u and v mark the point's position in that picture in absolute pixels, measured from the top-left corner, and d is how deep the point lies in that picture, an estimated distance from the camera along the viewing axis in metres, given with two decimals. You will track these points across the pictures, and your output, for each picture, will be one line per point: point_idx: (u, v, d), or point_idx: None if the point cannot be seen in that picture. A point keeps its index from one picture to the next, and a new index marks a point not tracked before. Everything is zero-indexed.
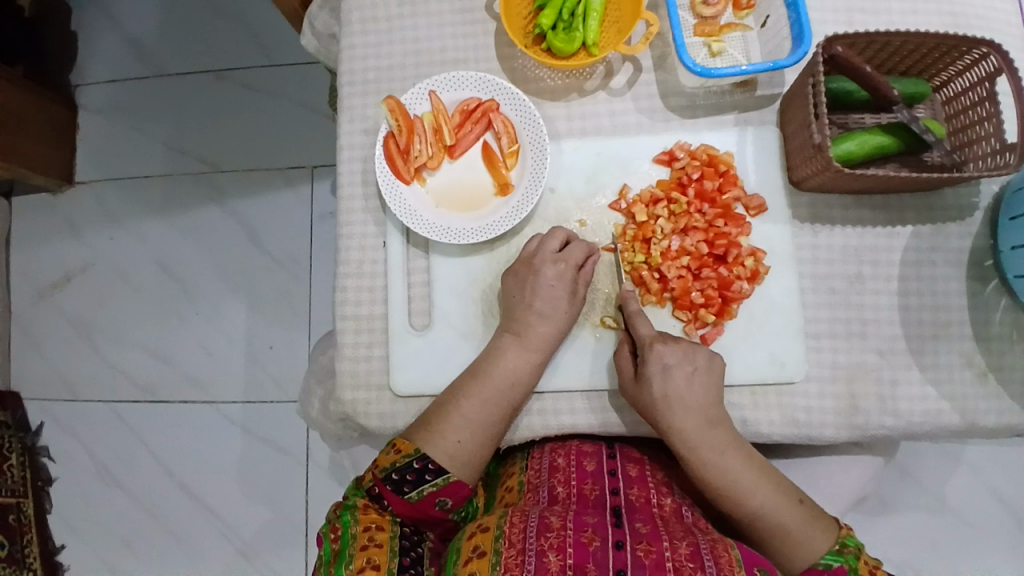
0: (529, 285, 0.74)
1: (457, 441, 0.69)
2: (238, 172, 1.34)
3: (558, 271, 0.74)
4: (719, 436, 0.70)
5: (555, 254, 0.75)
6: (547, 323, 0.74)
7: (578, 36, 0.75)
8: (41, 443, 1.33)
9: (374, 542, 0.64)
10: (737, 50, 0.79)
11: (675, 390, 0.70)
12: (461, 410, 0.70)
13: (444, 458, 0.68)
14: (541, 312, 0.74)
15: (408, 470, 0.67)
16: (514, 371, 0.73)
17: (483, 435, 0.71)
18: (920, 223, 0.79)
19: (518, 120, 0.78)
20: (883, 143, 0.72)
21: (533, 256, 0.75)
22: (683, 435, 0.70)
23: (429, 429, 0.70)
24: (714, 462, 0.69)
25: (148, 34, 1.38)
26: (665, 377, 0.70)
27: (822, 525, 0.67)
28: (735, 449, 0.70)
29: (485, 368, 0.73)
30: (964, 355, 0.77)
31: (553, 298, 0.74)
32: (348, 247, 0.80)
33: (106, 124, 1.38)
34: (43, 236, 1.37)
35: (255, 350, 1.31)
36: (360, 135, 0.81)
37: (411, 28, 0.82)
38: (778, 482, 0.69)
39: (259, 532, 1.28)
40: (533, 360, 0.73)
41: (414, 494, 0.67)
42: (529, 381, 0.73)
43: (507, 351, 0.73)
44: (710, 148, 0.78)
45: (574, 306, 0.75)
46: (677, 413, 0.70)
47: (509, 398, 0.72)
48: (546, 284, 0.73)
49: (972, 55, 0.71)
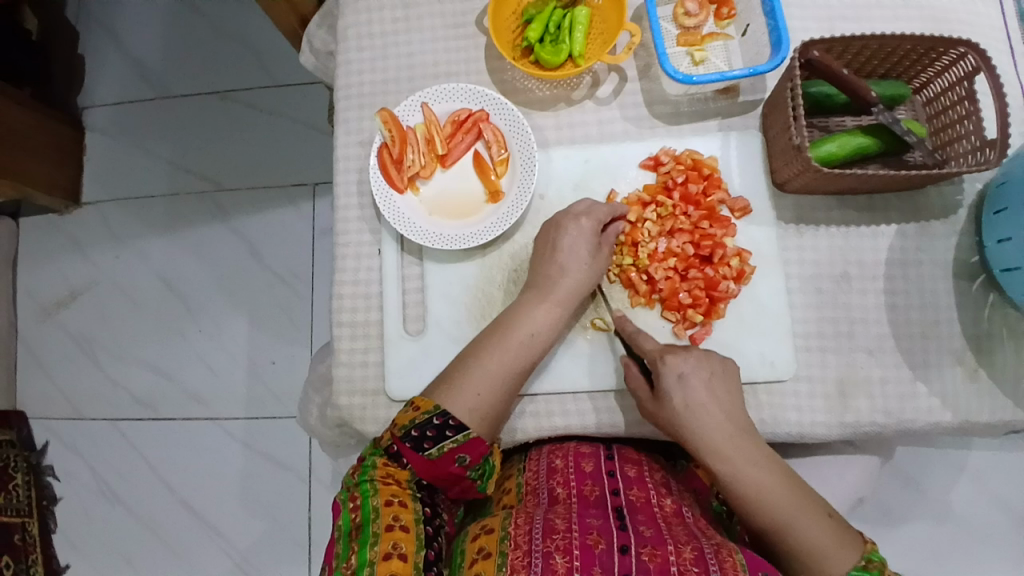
0: (553, 242, 0.76)
1: (477, 396, 0.68)
2: (241, 190, 1.37)
3: (581, 227, 0.75)
4: (744, 444, 0.69)
5: (582, 210, 0.76)
6: (569, 276, 0.75)
7: (564, 48, 0.78)
8: (46, 461, 1.35)
9: (399, 523, 0.62)
10: (719, 58, 0.81)
11: (695, 399, 0.70)
12: (482, 363, 0.70)
13: (463, 413, 0.67)
14: (563, 266, 0.75)
15: (428, 427, 0.65)
16: (536, 326, 0.73)
17: (501, 390, 0.70)
18: (904, 223, 0.80)
19: (507, 129, 0.80)
20: (863, 144, 0.74)
21: (558, 216, 0.77)
22: (707, 445, 0.69)
23: (451, 384, 0.69)
24: (740, 471, 0.67)
25: (153, 58, 1.42)
26: (683, 386, 0.70)
27: (844, 538, 0.64)
28: (761, 457, 0.68)
29: (507, 324, 0.73)
30: (954, 352, 0.78)
31: (578, 254, 0.75)
32: (345, 255, 0.82)
33: (112, 147, 1.41)
34: (50, 256, 1.39)
35: (258, 365, 1.33)
36: (355, 147, 0.84)
37: (404, 43, 0.85)
38: (806, 494, 0.67)
39: (262, 547, 1.28)
40: (553, 315, 0.74)
41: (434, 451, 0.65)
42: (549, 337, 0.74)
43: (531, 307, 0.74)
44: (694, 153, 0.80)
45: (597, 260, 0.76)
46: (699, 423, 0.70)
47: (529, 353, 0.72)
48: (569, 239, 0.75)
49: (950, 56, 0.73)
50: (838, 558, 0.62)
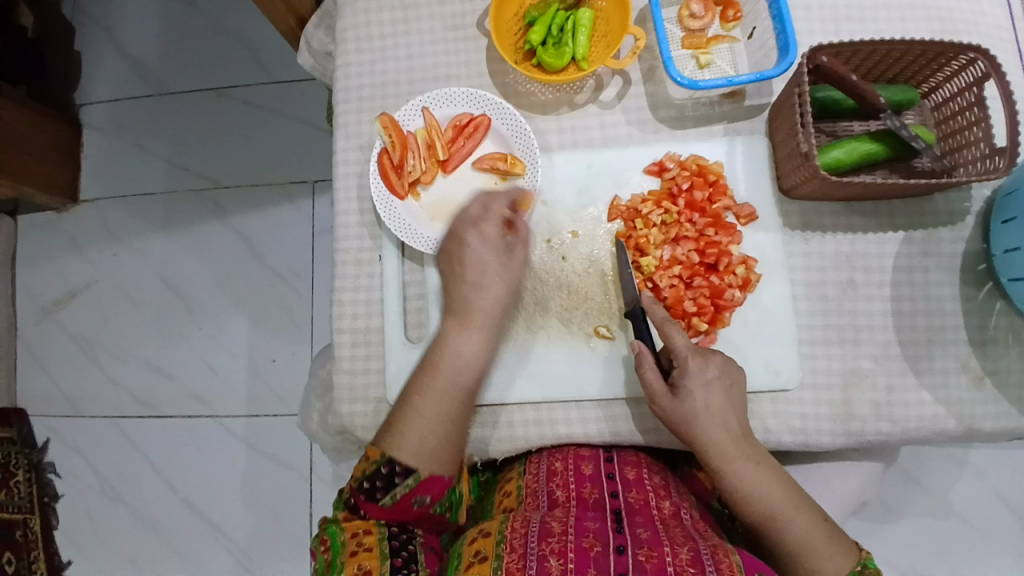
0: (458, 258, 0.75)
1: (421, 437, 0.69)
2: (240, 188, 1.36)
3: (483, 238, 0.75)
4: (753, 451, 0.70)
5: (475, 217, 0.76)
6: (483, 292, 0.74)
7: (568, 51, 0.77)
8: (47, 460, 1.34)
9: (363, 546, 0.65)
10: (725, 62, 0.80)
11: (716, 404, 0.69)
12: (416, 406, 0.70)
13: (411, 458, 0.68)
14: (477, 282, 0.74)
15: (377, 475, 0.67)
16: (459, 351, 0.73)
17: (443, 421, 0.70)
18: (911, 229, 0.79)
19: (509, 134, 0.79)
20: (872, 151, 0.73)
21: (456, 228, 0.76)
22: (718, 450, 0.69)
23: (394, 430, 0.70)
24: (749, 478, 0.69)
25: (150, 55, 1.41)
26: (706, 391, 0.69)
27: (841, 546, 0.67)
28: (766, 465, 0.69)
29: (432, 359, 0.73)
30: (960, 359, 0.77)
31: (484, 266, 0.75)
32: (345, 261, 0.81)
33: (110, 144, 1.40)
34: (48, 254, 1.39)
35: (258, 364, 1.33)
36: (355, 151, 0.82)
37: (404, 45, 0.84)
38: (804, 500, 0.69)
39: (264, 546, 1.28)
40: (475, 337, 0.74)
41: (388, 499, 0.67)
42: (478, 357, 0.74)
43: (453, 336, 0.74)
44: (700, 158, 0.79)
45: (508, 268, 0.75)
46: (715, 426, 0.69)
47: (459, 380, 0.72)
48: (472, 253, 0.75)
49: (960, 61, 0.72)
50: (833, 569, 0.65)
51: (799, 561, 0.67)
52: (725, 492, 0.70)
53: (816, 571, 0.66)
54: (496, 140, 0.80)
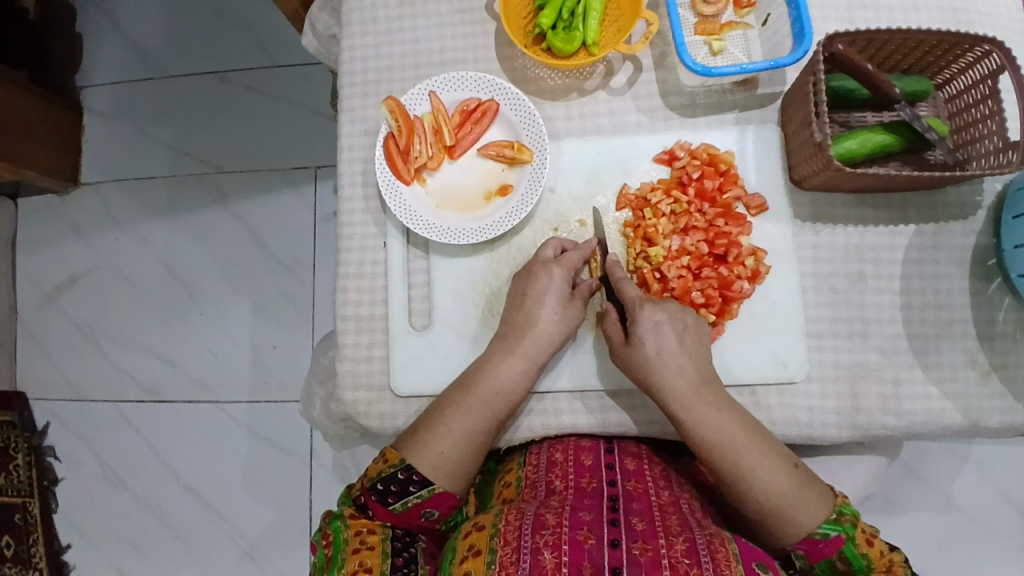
0: (521, 290, 0.74)
1: (440, 451, 0.69)
2: (242, 173, 1.35)
3: (552, 278, 0.73)
4: (714, 394, 0.68)
5: (549, 259, 0.75)
6: (536, 329, 0.73)
7: (578, 35, 0.75)
8: (47, 444, 1.34)
9: (366, 544, 0.65)
10: (738, 49, 0.78)
11: (668, 347, 0.69)
12: (447, 420, 0.70)
13: (427, 468, 0.68)
14: (531, 316, 0.73)
15: (393, 480, 0.68)
16: (504, 380, 0.72)
17: (468, 445, 0.70)
18: (923, 222, 0.78)
19: (518, 120, 0.78)
20: (885, 142, 0.71)
21: (534, 262, 0.75)
22: (681, 396, 0.68)
23: (416, 438, 0.70)
24: (710, 422, 0.67)
25: (151, 36, 1.39)
26: (656, 336, 0.69)
27: (816, 494, 0.66)
28: (733, 411, 0.68)
29: (474, 378, 0.72)
30: (968, 354, 0.76)
31: (543, 303, 0.73)
32: (349, 248, 0.80)
33: (111, 127, 1.38)
34: (49, 237, 1.38)
35: (259, 350, 1.32)
36: (360, 136, 0.81)
37: (410, 29, 0.82)
38: (773, 446, 0.68)
39: (264, 532, 1.28)
40: (520, 368, 0.72)
41: (399, 505, 0.68)
42: (520, 390, 0.72)
43: (497, 361, 0.72)
44: (710, 148, 0.78)
45: (567, 313, 0.73)
46: (670, 370, 0.69)
47: (495, 410, 0.71)
48: (538, 290, 0.73)
49: (975, 52, 0.71)
50: (802, 510, 0.65)
51: (772, 507, 0.66)
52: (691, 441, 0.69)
53: (788, 514, 0.65)
54: (503, 126, 0.79)
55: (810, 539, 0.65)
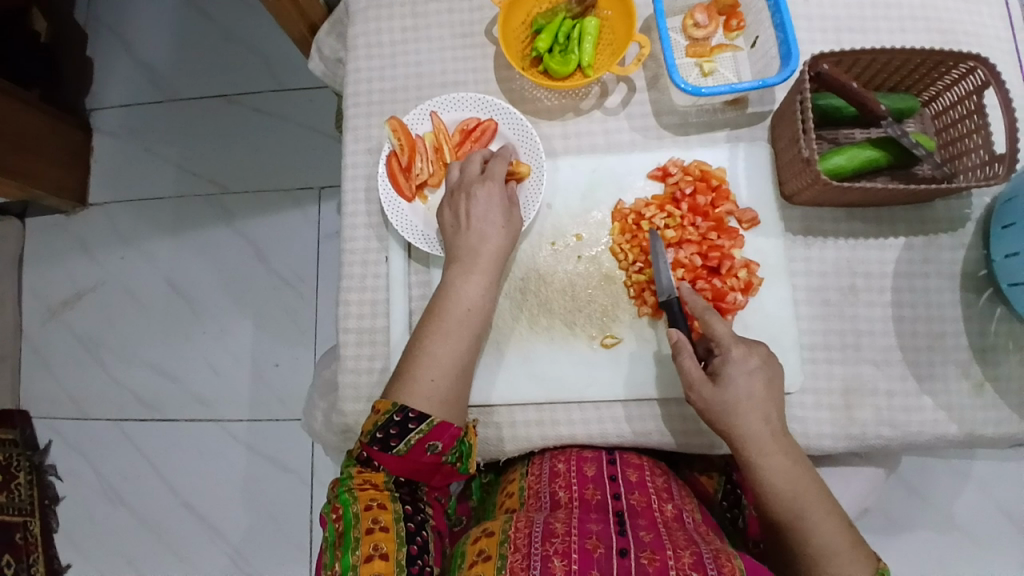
0: (463, 210, 0.75)
1: (431, 380, 0.68)
2: (247, 193, 1.38)
3: (488, 190, 0.75)
4: (792, 447, 0.68)
5: (480, 176, 0.77)
6: (489, 241, 0.74)
7: (573, 58, 0.78)
8: (48, 461, 1.35)
9: (379, 525, 0.64)
10: (728, 70, 0.81)
11: (756, 393, 0.68)
12: (427, 349, 0.70)
13: (424, 403, 0.67)
14: (482, 233, 0.74)
15: (390, 425, 0.66)
16: (469, 296, 0.73)
17: (455, 368, 0.70)
18: (912, 235, 0.80)
19: (515, 138, 0.80)
20: (872, 157, 0.74)
21: (459, 184, 0.77)
22: (758, 440, 0.68)
23: (401, 379, 0.69)
24: (787, 473, 0.67)
25: (161, 61, 1.43)
26: (749, 379, 0.69)
27: (866, 553, 0.65)
28: (802, 463, 0.68)
29: (440, 303, 0.73)
30: (960, 365, 0.78)
31: (490, 219, 0.75)
32: (351, 262, 0.82)
33: (120, 148, 1.42)
34: (56, 257, 1.40)
35: (263, 368, 1.33)
36: (363, 154, 0.84)
37: (413, 52, 0.85)
38: (833, 504, 0.67)
39: (264, 550, 1.29)
40: (481, 281, 0.74)
41: (401, 447, 0.66)
42: (486, 302, 0.74)
43: (457, 282, 0.73)
44: (702, 164, 0.80)
45: (510, 223, 0.76)
46: (756, 418, 0.68)
47: (468, 325, 0.72)
48: (480, 207, 0.75)
49: (960, 70, 0.73)
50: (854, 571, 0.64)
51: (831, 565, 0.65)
52: (758, 485, 0.68)
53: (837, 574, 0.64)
54: (502, 144, 0.81)
55: None
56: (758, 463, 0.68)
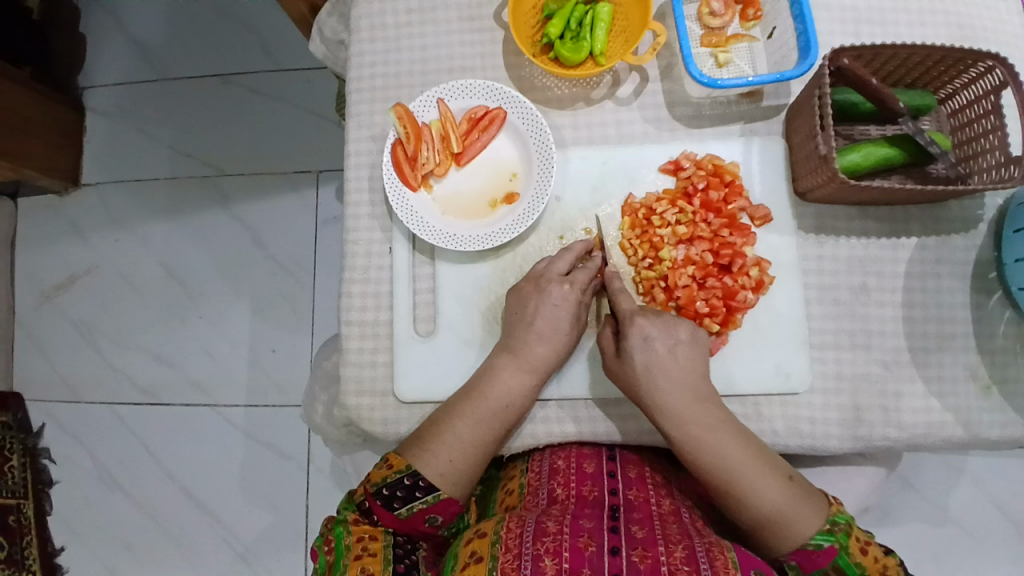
0: (532, 302, 0.74)
1: (448, 460, 0.69)
2: (244, 176, 1.35)
3: (564, 292, 0.73)
4: (706, 413, 0.69)
5: (561, 276, 0.74)
6: (546, 342, 0.73)
7: (586, 45, 0.76)
8: (43, 445, 1.33)
9: (368, 551, 0.65)
10: (744, 61, 0.79)
11: (658, 364, 0.70)
12: (455, 430, 0.70)
13: (435, 476, 0.68)
14: (540, 331, 0.73)
15: (399, 486, 0.68)
16: (511, 392, 0.72)
17: (476, 456, 0.70)
18: (925, 235, 0.79)
19: (525, 129, 0.78)
20: (888, 155, 0.72)
21: (540, 275, 0.75)
22: (668, 411, 0.69)
23: (423, 445, 0.70)
24: (707, 442, 0.68)
25: (156, 38, 1.39)
26: (647, 351, 0.70)
27: (807, 504, 0.66)
28: (721, 425, 0.69)
29: (482, 388, 0.72)
30: (969, 367, 0.77)
31: (557, 319, 0.73)
32: (355, 252, 0.80)
33: (113, 128, 1.38)
34: (48, 238, 1.37)
35: (259, 354, 1.32)
36: (367, 142, 0.82)
37: (419, 36, 0.83)
38: (762, 459, 0.68)
39: (261, 536, 1.28)
40: (529, 380, 0.73)
41: (404, 511, 0.68)
42: (527, 403, 0.73)
43: (503, 371, 0.73)
44: (716, 158, 0.78)
45: (575, 329, 0.74)
46: (659, 389, 0.69)
47: (503, 420, 0.72)
48: (550, 305, 0.73)
49: (978, 69, 0.71)
50: (793, 522, 0.65)
51: (775, 527, 0.66)
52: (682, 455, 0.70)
53: (776, 527, 0.66)
54: (511, 134, 0.79)
55: (804, 550, 0.65)
56: (672, 433, 0.69)
